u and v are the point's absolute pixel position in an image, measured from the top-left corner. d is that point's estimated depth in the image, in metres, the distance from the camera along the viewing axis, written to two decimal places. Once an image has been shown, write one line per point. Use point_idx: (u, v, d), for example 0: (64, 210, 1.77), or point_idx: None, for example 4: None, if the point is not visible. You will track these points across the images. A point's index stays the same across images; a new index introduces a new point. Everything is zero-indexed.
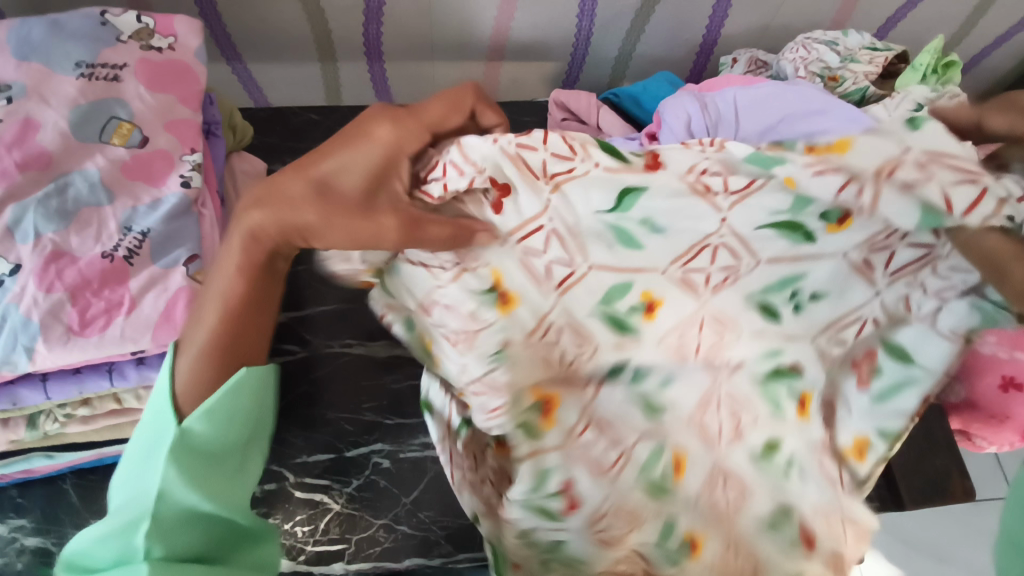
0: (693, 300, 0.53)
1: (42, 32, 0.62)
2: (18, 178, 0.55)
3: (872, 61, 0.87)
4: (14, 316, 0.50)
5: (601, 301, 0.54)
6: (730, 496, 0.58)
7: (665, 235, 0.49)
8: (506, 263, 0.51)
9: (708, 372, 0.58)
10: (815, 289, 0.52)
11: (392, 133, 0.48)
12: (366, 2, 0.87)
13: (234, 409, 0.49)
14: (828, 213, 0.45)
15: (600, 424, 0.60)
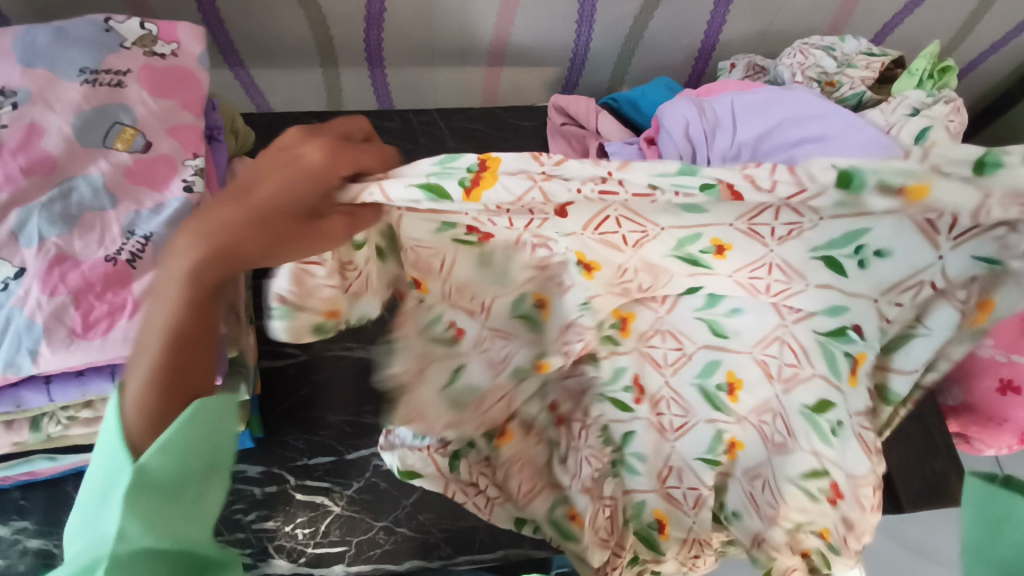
0: (761, 246, 0.51)
1: (47, 38, 0.63)
2: (23, 183, 0.56)
3: (869, 66, 0.87)
4: (18, 319, 0.51)
5: (673, 249, 0.52)
6: (778, 429, 0.60)
7: (731, 210, 0.41)
8: (585, 243, 0.53)
9: (775, 312, 0.57)
10: (880, 247, 0.48)
11: (324, 159, 0.44)
12: (367, 8, 0.88)
13: (197, 439, 0.41)
14: (856, 209, 0.40)
15: (667, 333, 0.63)
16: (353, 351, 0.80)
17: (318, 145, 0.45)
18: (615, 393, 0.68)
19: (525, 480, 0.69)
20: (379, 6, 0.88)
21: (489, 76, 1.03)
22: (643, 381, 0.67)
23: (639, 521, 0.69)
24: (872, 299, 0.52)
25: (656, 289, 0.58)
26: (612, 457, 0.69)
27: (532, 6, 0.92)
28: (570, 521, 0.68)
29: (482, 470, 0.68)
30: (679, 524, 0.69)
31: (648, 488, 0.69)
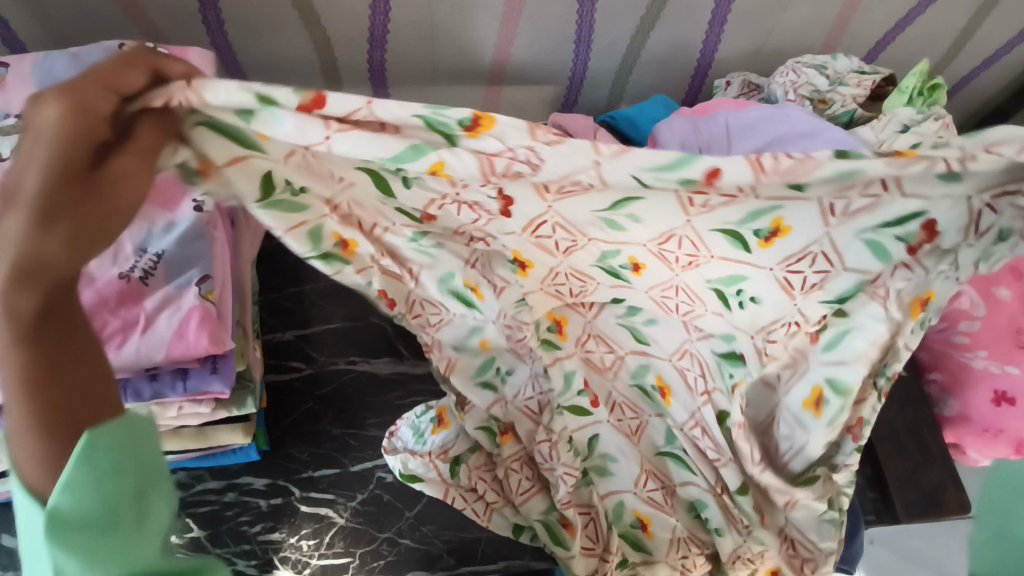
0: (668, 271, 0.55)
1: (64, 64, 0.64)
2: None
3: (860, 84, 0.90)
4: None
5: (597, 261, 0.56)
6: (709, 448, 0.67)
7: (643, 223, 0.50)
8: (522, 247, 0.54)
9: (685, 328, 0.63)
10: (755, 292, 0.55)
11: (61, 113, 0.36)
12: (370, 30, 0.91)
13: (102, 467, 0.39)
14: (760, 229, 0.49)
15: (599, 337, 0.69)
16: (355, 365, 0.82)
17: (48, 95, 0.36)
18: (573, 399, 0.70)
19: (523, 479, 0.71)
20: (382, 27, 0.91)
21: (489, 94, 1.05)
22: (592, 390, 0.71)
23: (621, 524, 0.71)
24: (748, 333, 0.59)
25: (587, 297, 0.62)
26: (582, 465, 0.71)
27: (531, 27, 0.95)
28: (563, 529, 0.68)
29: (482, 475, 0.72)
30: (662, 526, 0.70)
31: (624, 488, 0.71)
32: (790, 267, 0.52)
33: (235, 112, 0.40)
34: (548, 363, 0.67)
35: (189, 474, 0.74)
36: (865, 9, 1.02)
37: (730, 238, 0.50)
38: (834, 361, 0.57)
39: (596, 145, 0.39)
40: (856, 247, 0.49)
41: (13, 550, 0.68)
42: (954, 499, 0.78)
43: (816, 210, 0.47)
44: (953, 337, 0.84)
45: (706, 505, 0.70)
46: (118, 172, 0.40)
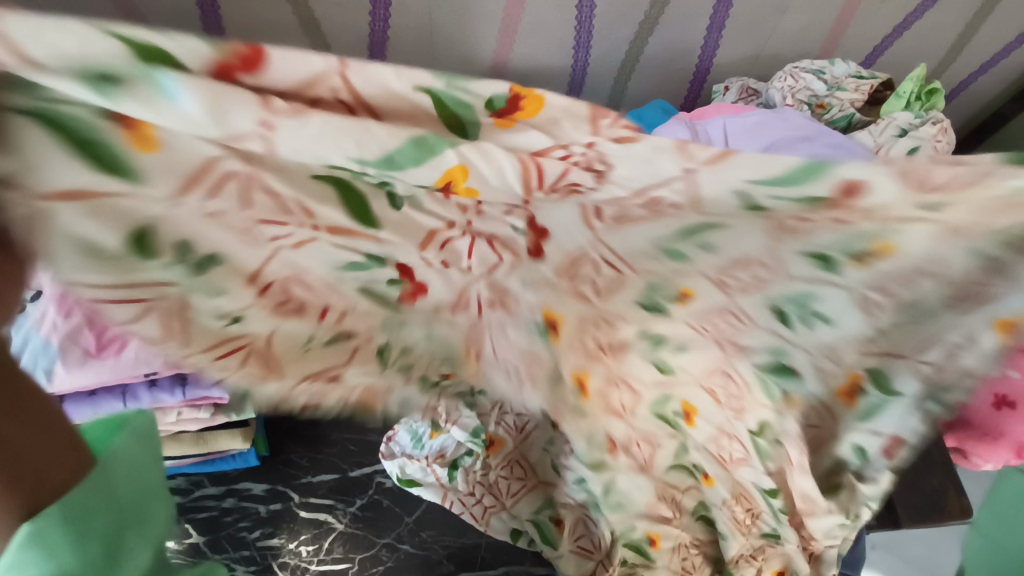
0: (724, 295, 0.42)
1: None
2: None
3: (858, 89, 0.90)
4: (36, 339, 0.53)
5: (637, 297, 0.45)
6: (735, 451, 0.56)
7: (716, 253, 0.38)
8: (551, 299, 0.48)
9: (721, 350, 0.48)
10: (828, 313, 0.40)
11: None
12: (370, 36, 0.92)
13: (57, 542, 0.34)
14: (868, 235, 0.33)
15: (622, 381, 0.55)
16: None
17: None
18: (589, 432, 0.62)
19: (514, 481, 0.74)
20: (383, 32, 0.91)
21: None
22: (609, 430, 0.61)
23: (628, 536, 0.67)
24: (812, 384, 0.47)
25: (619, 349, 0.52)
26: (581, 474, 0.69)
27: (531, 33, 0.95)
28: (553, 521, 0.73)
29: (480, 479, 0.75)
30: (669, 537, 0.66)
31: (639, 515, 0.66)
32: (894, 282, 0.37)
33: (74, 76, 0.26)
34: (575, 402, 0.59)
35: (188, 480, 0.74)
36: (864, 13, 1.02)
37: (815, 257, 0.36)
38: (871, 432, 0.50)
39: (686, 148, 0.31)
40: (922, 287, 0.36)
41: None
42: (954, 505, 0.79)
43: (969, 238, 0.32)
44: None
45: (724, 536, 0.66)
46: None
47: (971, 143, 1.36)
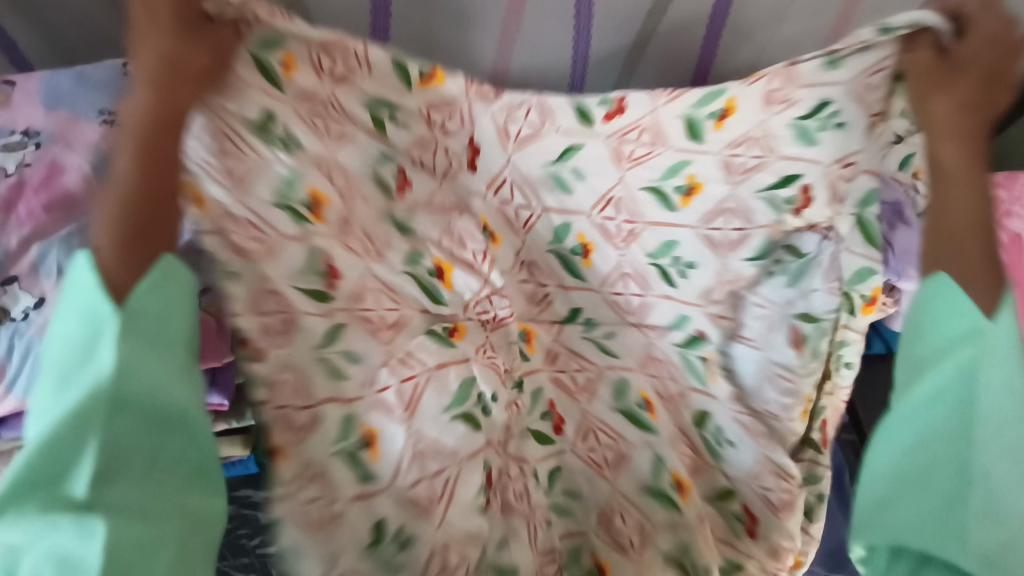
0: (615, 169, 0.70)
1: (69, 81, 0.65)
2: (44, 219, 0.58)
3: None
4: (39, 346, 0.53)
5: (554, 241, 0.75)
6: (684, 453, 0.75)
7: (585, 179, 0.71)
8: (489, 211, 0.72)
9: (617, 166, 0.70)
10: (688, 257, 0.72)
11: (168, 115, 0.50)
12: None
13: (172, 294, 0.48)
14: (713, 108, 0.65)
15: (530, 264, 0.77)
16: None
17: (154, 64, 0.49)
18: (537, 423, 0.75)
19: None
20: None
21: None
22: (558, 412, 0.76)
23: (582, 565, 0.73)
24: (700, 307, 0.74)
25: (548, 303, 0.79)
26: (548, 497, 0.73)
27: None
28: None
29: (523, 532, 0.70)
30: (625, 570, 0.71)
31: (585, 530, 0.74)
32: (733, 147, 0.66)
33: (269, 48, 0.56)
34: (522, 374, 0.76)
35: None
36: None
37: (656, 197, 0.70)
38: (680, 306, 0.75)
39: (654, 100, 0.66)
40: (674, 124, 0.67)
41: None
42: None
43: (759, 97, 0.63)
44: None
45: (693, 546, 0.70)
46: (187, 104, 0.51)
47: None
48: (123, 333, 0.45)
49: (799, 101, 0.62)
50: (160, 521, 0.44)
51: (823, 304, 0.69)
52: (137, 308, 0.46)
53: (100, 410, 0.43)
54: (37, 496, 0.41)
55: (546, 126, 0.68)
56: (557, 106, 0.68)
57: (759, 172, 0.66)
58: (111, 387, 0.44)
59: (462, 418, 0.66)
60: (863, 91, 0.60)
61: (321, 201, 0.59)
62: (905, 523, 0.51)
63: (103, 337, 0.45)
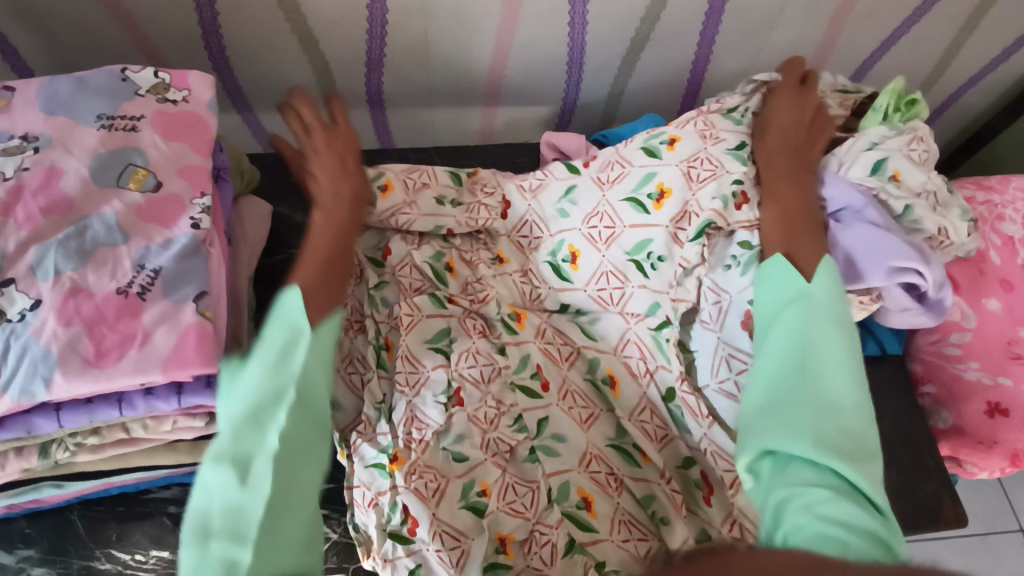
0: (600, 192, 0.86)
1: (69, 88, 0.66)
2: (41, 221, 0.58)
3: (842, 103, 0.89)
4: (34, 348, 0.52)
5: (550, 254, 0.88)
6: (652, 423, 0.82)
7: (579, 207, 0.87)
8: (505, 245, 0.90)
9: (599, 189, 0.86)
10: (659, 252, 0.81)
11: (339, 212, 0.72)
12: (368, 54, 0.96)
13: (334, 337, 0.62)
14: (661, 141, 0.84)
15: (535, 276, 0.89)
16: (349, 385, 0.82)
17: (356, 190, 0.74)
18: (525, 380, 0.81)
19: (431, 480, 0.71)
20: (379, 51, 0.95)
21: (485, 115, 1.12)
22: (544, 374, 0.81)
23: (566, 503, 0.75)
24: (666, 294, 0.82)
25: (541, 301, 0.88)
26: (530, 444, 0.77)
27: (523, 50, 0.98)
28: (482, 496, 0.72)
29: (513, 484, 0.74)
30: (605, 505, 0.76)
31: (569, 467, 0.77)
32: (692, 163, 0.80)
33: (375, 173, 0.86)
34: (505, 343, 0.82)
35: (184, 490, 0.72)
36: (850, 30, 1.05)
37: (633, 205, 0.83)
38: (652, 294, 0.83)
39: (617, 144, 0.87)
40: (637, 153, 0.84)
41: (8, 567, 0.67)
42: (949, 513, 0.74)
43: (695, 132, 0.82)
44: (945, 349, 0.84)
45: (654, 500, 0.76)
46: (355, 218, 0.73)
47: (958, 157, 1.40)
48: (315, 348, 0.60)
49: (725, 137, 0.81)
50: (305, 488, 0.56)
51: None
52: (319, 327, 0.61)
53: (289, 395, 0.57)
54: (242, 450, 0.54)
55: (549, 178, 0.90)
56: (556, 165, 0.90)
57: (709, 182, 0.79)
58: (297, 373, 0.57)
59: (437, 350, 0.79)
60: (762, 128, 0.82)
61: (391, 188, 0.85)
62: (768, 425, 0.59)
63: (299, 346, 0.59)
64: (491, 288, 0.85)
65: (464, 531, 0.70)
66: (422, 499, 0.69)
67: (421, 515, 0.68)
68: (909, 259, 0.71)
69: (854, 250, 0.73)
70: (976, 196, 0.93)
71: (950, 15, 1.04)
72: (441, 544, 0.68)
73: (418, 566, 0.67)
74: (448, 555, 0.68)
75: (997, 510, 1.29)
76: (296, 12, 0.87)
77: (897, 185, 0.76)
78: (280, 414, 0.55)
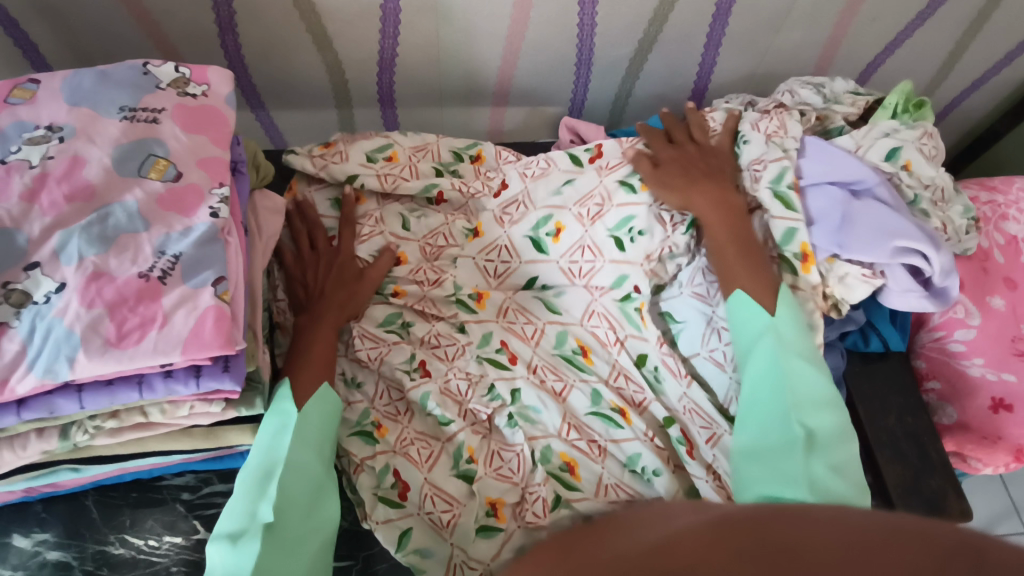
0: (597, 177, 0.87)
1: (92, 80, 0.68)
2: (66, 208, 0.59)
3: (854, 104, 0.91)
4: (58, 329, 0.53)
5: (531, 228, 0.88)
6: (633, 390, 0.81)
7: (572, 187, 0.88)
8: (487, 219, 0.91)
9: (598, 174, 0.87)
10: (642, 227, 0.82)
11: (345, 301, 0.80)
12: (380, 54, 0.97)
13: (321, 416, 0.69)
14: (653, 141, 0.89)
15: (504, 247, 0.88)
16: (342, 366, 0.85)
17: (365, 281, 0.82)
18: (491, 354, 0.82)
19: (424, 447, 0.75)
20: (391, 51, 0.97)
21: (494, 114, 1.13)
22: (511, 349, 0.82)
23: (550, 464, 0.75)
24: (637, 266, 0.82)
25: (508, 276, 0.88)
26: (508, 410, 0.77)
27: (533, 51, 1.00)
28: (471, 463, 0.74)
29: (498, 447, 0.76)
30: (590, 470, 0.75)
31: (551, 433, 0.77)
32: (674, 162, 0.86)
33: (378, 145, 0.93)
34: (466, 321, 0.84)
35: (197, 476, 0.72)
36: (855, 33, 1.06)
37: (625, 186, 0.85)
38: (624, 264, 0.83)
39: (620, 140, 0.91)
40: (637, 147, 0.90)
41: (23, 550, 0.67)
42: (954, 507, 0.75)
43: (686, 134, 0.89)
44: (949, 345, 0.84)
45: (640, 457, 0.76)
46: (348, 299, 0.80)
47: (961, 161, 1.42)
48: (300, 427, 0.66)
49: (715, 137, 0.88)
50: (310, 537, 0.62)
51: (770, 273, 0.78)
52: (307, 409, 0.68)
53: (278, 466, 0.62)
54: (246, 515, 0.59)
55: (551, 168, 0.91)
56: (557, 156, 0.91)
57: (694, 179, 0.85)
58: (285, 457, 0.63)
59: (391, 332, 0.82)
60: (755, 124, 0.85)
61: (395, 156, 0.92)
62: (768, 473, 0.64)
63: (288, 430, 0.65)
64: (449, 272, 0.87)
65: (458, 497, 0.72)
66: (414, 465, 0.73)
67: (413, 479, 0.73)
68: (919, 237, 0.71)
69: (859, 221, 0.74)
70: (980, 196, 0.94)
71: (953, 17, 1.05)
72: (433, 507, 0.71)
73: (408, 529, 0.70)
74: (438, 517, 0.71)
75: (1001, 511, 1.28)
76: (311, 12, 0.89)
77: (909, 173, 0.79)
78: (271, 483, 0.61)
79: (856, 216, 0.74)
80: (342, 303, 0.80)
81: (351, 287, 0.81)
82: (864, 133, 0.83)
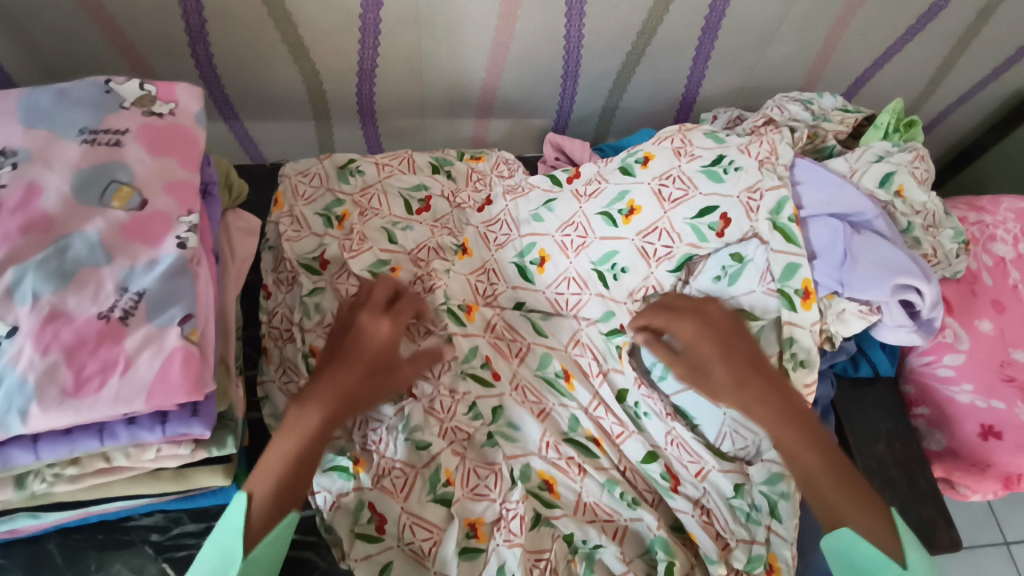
0: (577, 203, 0.85)
1: (50, 99, 0.64)
2: (19, 241, 0.55)
3: (843, 122, 0.89)
4: (10, 377, 0.49)
5: (517, 254, 0.87)
6: (612, 423, 0.78)
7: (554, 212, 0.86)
8: (470, 234, 0.90)
9: (576, 200, 0.85)
10: (624, 263, 0.81)
11: (355, 388, 0.67)
12: (359, 65, 0.93)
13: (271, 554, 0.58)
14: (636, 159, 0.84)
15: (491, 270, 0.87)
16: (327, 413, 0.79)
17: (392, 377, 0.70)
18: (475, 369, 0.79)
19: (399, 476, 0.71)
20: (371, 61, 0.93)
21: (479, 126, 1.10)
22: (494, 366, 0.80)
23: (528, 483, 0.74)
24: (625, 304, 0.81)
25: (496, 297, 0.86)
26: (488, 429, 0.76)
27: (518, 63, 0.97)
28: (448, 486, 0.71)
29: (476, 468, 0.73)
30: (568, 488, 0.74)
31: (531, 451, 0.75)
32: (661, 180, 0.81)
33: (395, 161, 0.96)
34: (454, 333, 0.79)
35: (167, 516, 0.69)
36: (844, 48, 1.05)
37: (605, 219, 0.82)
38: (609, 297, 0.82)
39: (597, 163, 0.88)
40: (614, 171, 0.85)
41: None
42: (943, 537, 0.74)
43: (669, 150, 0.82)
44: (938, 370, 0.84)
45: (617, 485, 0.73)
46: (370, 397, 0.67)
47: (946, 174, 1.42)
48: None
49: (695, 155, 0.81)
50: None
51: (762, 304, 0.75)
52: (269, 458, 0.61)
53: None
54: None
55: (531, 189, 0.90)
56: (536, 182, 0.91)
57: (680, 201, 0.79)
58: (244, 557, 0.56)
59: None
60: (745, 148, 0.80)
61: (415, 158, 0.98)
62: None
63: None
64: (442, 279, 0.83)
65: (437, 523, 0.70)
66: (389, 495, 0.70)
67: (389, 511, 0.69)
68: (916, 278, 0.70)
69: (858, 256, 0.72)
70: (968, 216, 0.94)
71: (942, 34, 1.05)
72: (413, 536, 0.69)
73: (389, 563, 0.68)
74: (419, 546, 0.69)
75: (982, 526, 1.30)
76: (287, 21, 0.85)
77: (903, 199, 0.78)
78: None
79: (856, 250, 0.72)
80: (353, 400, 0.66)
81: (379, 384, 0.69)
82: (857, 154, 0.82)
